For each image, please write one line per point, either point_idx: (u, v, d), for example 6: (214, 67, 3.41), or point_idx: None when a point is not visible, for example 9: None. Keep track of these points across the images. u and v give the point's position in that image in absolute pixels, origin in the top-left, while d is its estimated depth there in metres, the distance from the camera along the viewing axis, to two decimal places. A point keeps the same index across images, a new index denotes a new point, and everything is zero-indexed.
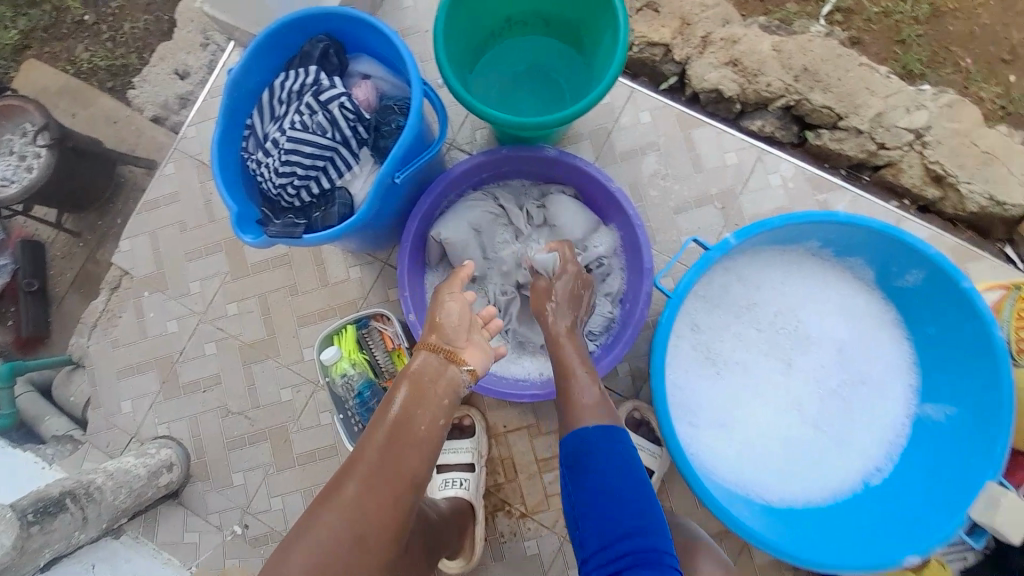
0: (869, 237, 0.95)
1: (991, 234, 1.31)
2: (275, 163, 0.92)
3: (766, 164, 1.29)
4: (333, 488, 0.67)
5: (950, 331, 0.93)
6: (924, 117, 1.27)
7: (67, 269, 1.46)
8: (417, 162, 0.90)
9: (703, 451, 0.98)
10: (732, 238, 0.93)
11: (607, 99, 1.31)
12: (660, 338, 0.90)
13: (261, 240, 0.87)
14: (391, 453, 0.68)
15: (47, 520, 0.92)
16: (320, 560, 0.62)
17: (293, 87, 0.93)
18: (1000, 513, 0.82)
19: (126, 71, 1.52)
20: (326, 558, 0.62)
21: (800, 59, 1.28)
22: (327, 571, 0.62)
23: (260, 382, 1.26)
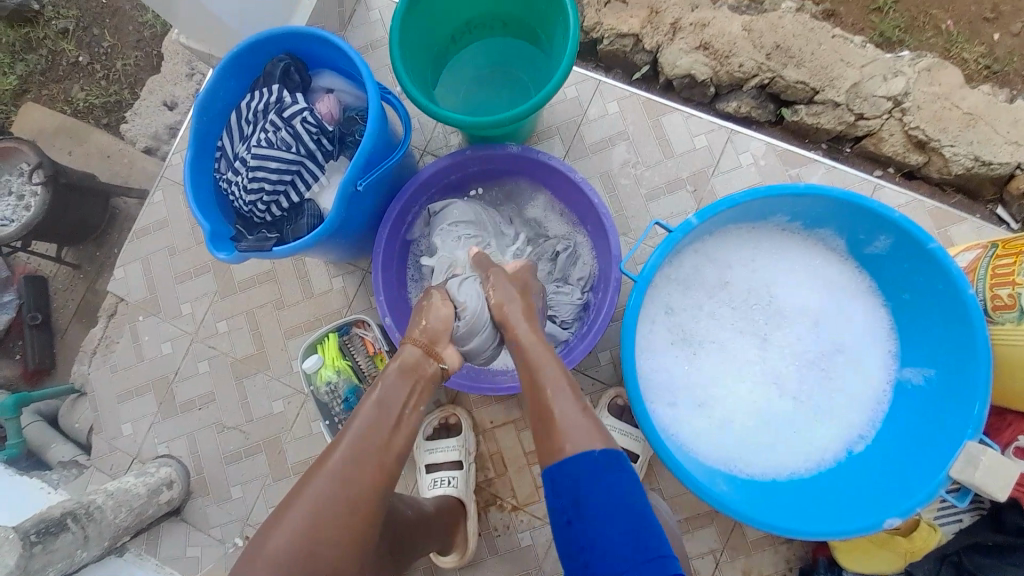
0: (835, 208, 0.96)
1: (979, 195, 1.28)
2: (244, 181, 0.95)
3: (737, 144, 1.29)
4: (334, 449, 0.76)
5: (923, 294, 0.95)
6: (902, 84, 1.25)
7: (69, 300, 1.53)
8: (379, 169, 0.92)
9: (683, 429, 1.01)
10: (694, 218, 0.94)
11: (574, 93, 1.32)
12: (629, 321, 0.91)
13: (233, 256, 0.90)
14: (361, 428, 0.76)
15: (49, 540, 0.96)
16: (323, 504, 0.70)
17: (258, 106, 0.96)
18: (979, 469, 0.82)
19: (120, 107, 1.59)
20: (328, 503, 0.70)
21: (771, 37, 1.28)
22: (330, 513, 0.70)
23: (252, 396, 1.29)
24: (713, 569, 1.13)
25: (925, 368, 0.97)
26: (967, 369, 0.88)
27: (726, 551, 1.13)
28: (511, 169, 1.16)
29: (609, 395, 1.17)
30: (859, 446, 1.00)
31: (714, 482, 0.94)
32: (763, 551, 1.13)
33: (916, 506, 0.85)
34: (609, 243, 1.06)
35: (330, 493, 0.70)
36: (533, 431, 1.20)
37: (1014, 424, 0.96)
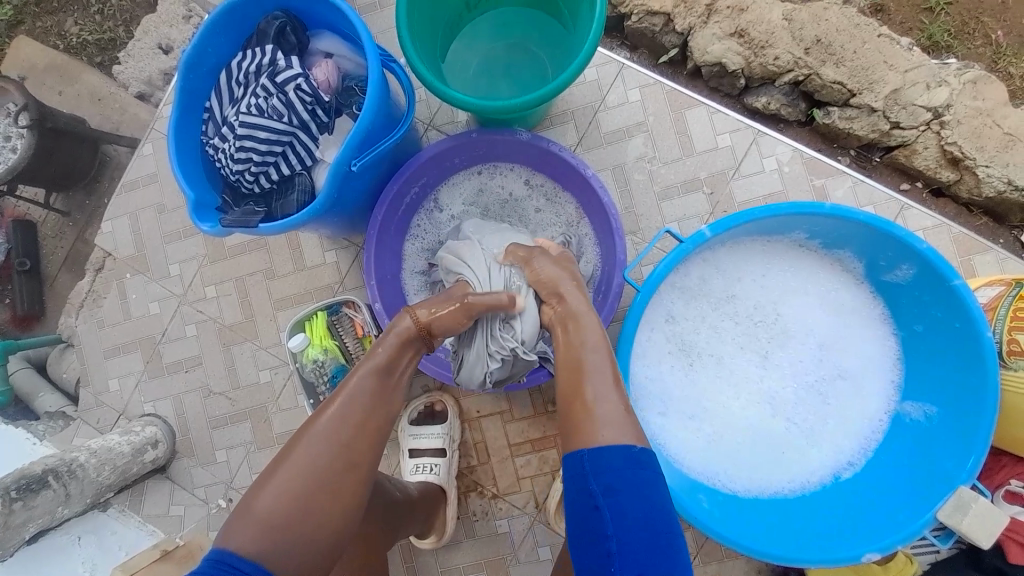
0: (857, 229, 0.91)
1: (1007, 219, 1.21)
2: (231, 149, 0.89)
3: (762, 147, 1.21)
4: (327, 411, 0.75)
5: (937, 329, 0.91)
6: (945, 94, 1.16)
7: (59, 247, 1.48)
8: (377, 149, 0.85)
9: (671, 441, 0.98)
10: (707, 230, 0.89)
11: (594, 75, 1.24)
12: (628, 327, 0.88)
13: (217, 229, 0.85)
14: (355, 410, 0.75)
15: (30, 497, 0.96)
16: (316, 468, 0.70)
17: (249, 67, 0.89)
18: (967, 518, 0.82)
19: (114, 46, 1.49)
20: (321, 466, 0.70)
21: (813, 29, 1.18)
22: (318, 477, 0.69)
23: (239, 364, 1.27)
24: None
25: (927, 404, 0.94)
26: (969, 413, 0.87)
27: (700, 558, 1.13)
28: (500, 155, 1.11)
29: None
30: (849, 474, 0.99)
31: (695, 498, 0.92)
32: (737, 562, 1.13)
33: (899, 542, 0.84)
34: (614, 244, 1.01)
35: (312, 470, 0.70)
36: (519, 424, 1.18)
37: (1006, 468, 0.96)
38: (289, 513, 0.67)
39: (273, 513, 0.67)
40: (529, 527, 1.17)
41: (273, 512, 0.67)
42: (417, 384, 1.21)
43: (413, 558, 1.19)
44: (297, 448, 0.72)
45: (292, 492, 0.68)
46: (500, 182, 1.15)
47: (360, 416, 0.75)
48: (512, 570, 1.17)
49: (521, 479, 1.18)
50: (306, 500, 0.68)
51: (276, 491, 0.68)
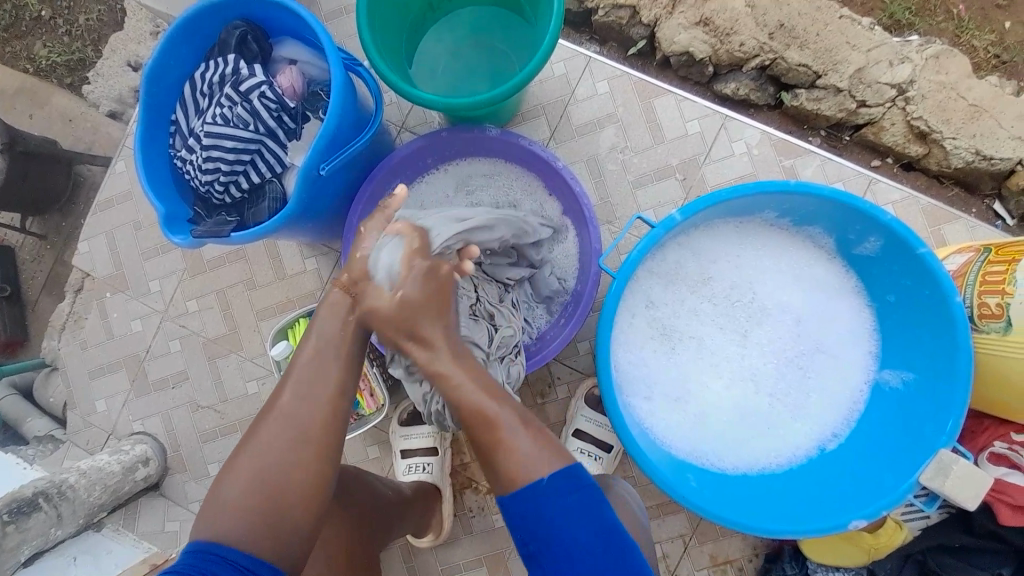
0: (823, 205, 0.93)
1: (977, 189, 1.24)
2: (199, 160, 0.89)
3: (730, 132, 1.23)
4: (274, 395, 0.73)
5: (908, 297, 0.93)
6: (908, 70, 1.18)
7: (38, 272, 1.47)
8: (345, 152, 0.86)
9: (656, 424, 0.99)
10: (677, 213, 0.90)
11: (563, 69, 1.25)
12: (606, 314, 0.88)
13: (189, 240, 0.85)
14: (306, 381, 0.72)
15: (22, 519, 0.96)
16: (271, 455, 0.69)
17: (213, 78, 0.89)
18: (949, 480, 0.83)
19: (83, 66, 1.49)
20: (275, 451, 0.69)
21: (775, 14, 1.20)
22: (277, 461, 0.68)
23: (226, 376, 1.27)
24: (681, 556, 1.14)
25: (904, 371, 0.96)
26: (945, 379, 0.88)
27: (695, 537, 1.14)
28: (444, 151, 1.11)
29: (587, 385, 1.15)
30: (832, 445, 1.00)
31: (684, 478, 0.93)
32: (731, 540, 1.14)
33: (885, 509, 0.86)
34: (586, 223, 1.03)
35: (268, 457, 0.68)
36: None
37: (990, 429, 0.97)
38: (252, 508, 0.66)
39: (238, 501, 0.66)
40: None
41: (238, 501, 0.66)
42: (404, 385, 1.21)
43: (412, 558, 1.19)
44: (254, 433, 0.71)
45: (251, 484, 0.67)
46: (474, 177, 1.14)
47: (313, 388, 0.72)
48: (512, 562, 1.17)
49: None
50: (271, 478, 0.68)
51: (235, 483, 0.68)
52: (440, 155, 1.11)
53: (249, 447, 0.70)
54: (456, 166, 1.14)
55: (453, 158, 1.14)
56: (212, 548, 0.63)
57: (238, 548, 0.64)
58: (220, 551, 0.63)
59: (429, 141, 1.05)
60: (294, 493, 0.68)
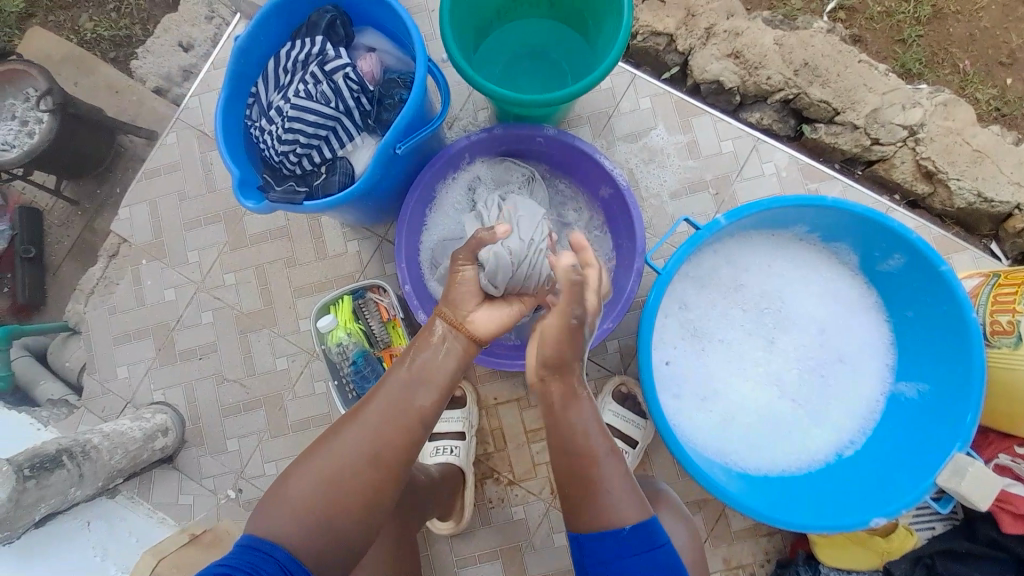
0: (852, 221, 1.00)
1: (977, 229, 1.31)
2: (279, 130, 0.93)
3: (761, 153, 1.31)
4: (358, 409, 0.76)
5: (927, 313, 1.00)
6: (919, 115, 1.27)
7: (67, 236, 1.47)
8: (419, 135, 0.90)
9: (685, 420, 1.04)
10: (722, 218, 0.97)
11: (609, 84, 1.33)
12: (651, 304, 0.95)
13: (262, 206, 0.88)
14: (395, 400, 0.76)
15: (44, 475, 0.94)
16: (335, 469, 0.70)
17: (298, 56, 0.93)
18: (965, 481, 0.89)
19: (129, 42, 1.52)
20: (339, 467, 0.70)
21: (801, 54, 1.29)
22: (340, 473, 0.70)
23: (256, 352, 1.28)
24: None
25: (920, 383, 1.02)
26: (959, 387, 0.94)
27: (710, 540, 1.16)
28: (487, 151, 1.15)
29: (613, 382, 1.18)
30: (849, 451, 1.05)
31: (713, 472, 0.97)
32: (744, 542, 1.16)
33: (902, 509, 0.90)
34: (630, 217, 1.08)
35: (337, 459, 0.71)
36: (536, 411, 1.21)
37: (994, 443, 1.03)
38: (314, 501, 0.68)
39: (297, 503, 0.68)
40: (544, 512, 1.19)
41: (296, 504, 0.68)
42: None
43: (428, 546, 1.19)
44: (325, 444, 0.73)
45: (315, 485, 0.69)
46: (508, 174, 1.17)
47: (396, 418, 0.74)
48: (528, 555, 1.18)
49: (537, 465, 1.20)
50: (332, 491, 0.69)
51: (301, 480, 0.70)
52: (477, 156, 1.16)
53: (321, 450, 0.72)
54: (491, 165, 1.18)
55: (489, 159, 1.18)
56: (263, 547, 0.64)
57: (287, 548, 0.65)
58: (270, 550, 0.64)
59: (481, 138, 1.09)
60: (348, 514, 0.69)
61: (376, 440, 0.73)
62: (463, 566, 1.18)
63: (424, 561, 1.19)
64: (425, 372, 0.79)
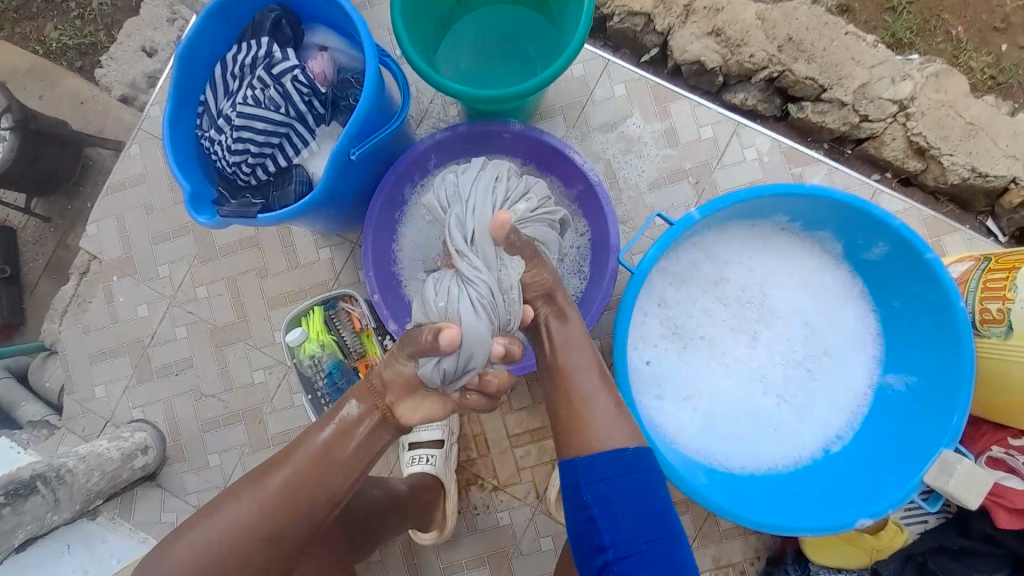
0: (834, 209, 0.96)
1: (971, 206, 1.26)
2: (228, 140, 0.89)
3: (743, 138, 1.26)
4: (266, 469, 0.79)
5: (913, 302, 0.96)
6: (910, 87, 1.21)
7: (39, 254, 1.44)
8: (375, 139, 0.86)
9: (667, 421, 1.01)
10: (697, 212, 0.93)
11: (582, 70, 1.28)
12: (626, 302, 0.91)
13: (214, 220, 0.84)
14: (305, 470, 0.78)
15: (20, 501, 0.93)
16: (235, 530, 0.74)
17: (245, 60, 0.90)
18: (953, 479, 0.86)
19: (95, 50, 1.47)
20: (240, 529, 0.74)
21: (785, 28, 1.23)
22: (240, 536, 0.74)
23: (233, 365, 1.26)
24: None
25: (908, 375, 0.99)
26: (947, 378, 0.91)
27: (698, 539, 1.14)
28: (455, 151, 1.12)
29: None
30: (837, 447, 1.02)
31: (694, 475, 0.95)
32: (733, 541, 1.14)
33: (888, 509, 0.88)
34: (604, 215, 1.05)
35: (234, 526, 0.74)
36: (518, 416, 1.19)
37: (988, 434, 1.00)
38: (211, 558, 0.72)
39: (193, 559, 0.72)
40: (530, 517, 1.18)
41: (191, 558, 0.72)
42: None
43: (415, 554, 1.19)
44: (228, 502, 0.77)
45: (214, 545, 0.73)
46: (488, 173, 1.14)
47: (306, 488, 0.77)
48: (515, 560, 1.17)
49: (521, 470, 1.18)
50: (228, 553, 0.73)
51: (200, 538, 0.74)
52: (444, 158, 1.12)
53: (224, 507, 0.76)
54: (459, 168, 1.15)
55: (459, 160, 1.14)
56: None
57: None
58: None
59: (447, 137, 1.06)
60: (245, 571, 0.73)
61: (279, 505, 0.75)
62: (451, 573, 1.18)
63: (411, 569, 1.19)
64: (340, 445, 0.79)
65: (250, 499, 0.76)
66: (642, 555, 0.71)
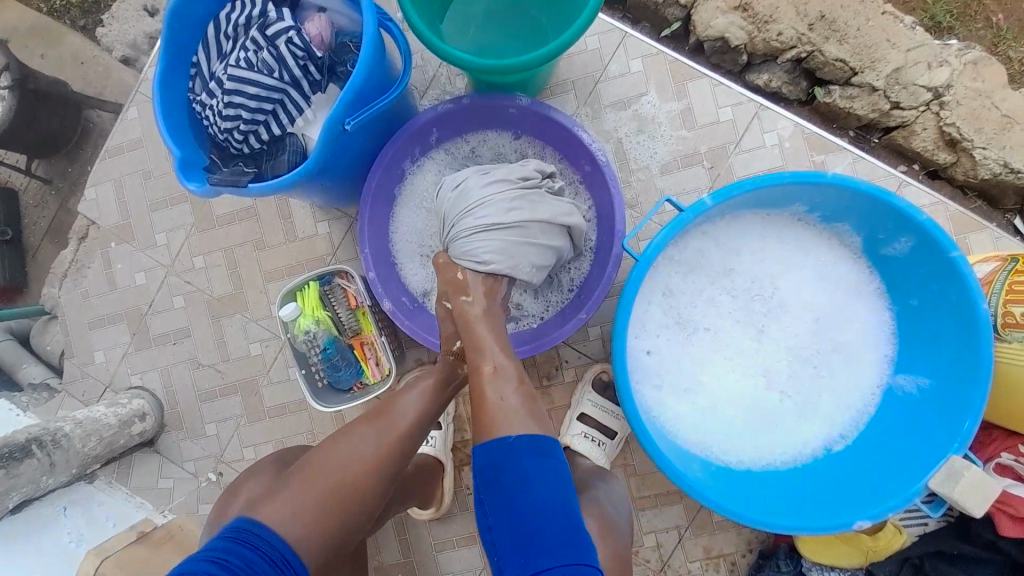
0: (856, 200, 0.90)
1: (1001, 203, 1.19)
2: (220, 104, 0.86)
3: (764, 122, 1.19)
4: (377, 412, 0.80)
5: (933, 302, 0.91)
6: (946, 75, 1.13)
7: (41, 218, 1.42)
8: (372, 109, 0.82)
9: (664, 412, 0.98)
10: (708, 198, 0.88)
11: (596, 44, 1.21)
12: (629, 290, 0.87)
13: (205, 188, 0.82)
14: (414, 415, 0.81)
15: (14, 465, 0.94)
16: (355, 464, 0.73)
17: (239, 21, 0.86)
18: (961, 485, 0.83)
19: (97, 9, 1.43)
20: (359, 462, 0.73)
21: (817, 4, 1.14)
22: (359, 468, 0.73)
23: (230, 337, 1.25)
24: (675, 544, 1.13)
25: (919, 376, 0.95)
26: (962, 383, 0.87)
27: (691, 529, 1.13)
28: (458, 124, 1.07)
29: (594, 370, 1.13)
30: (839, 445, 0.99)
31: (689, 468, 0.93)
32: (725, 533, 1.13)
33: (888, 512, 0.85)
34: (610, 200, 1.00)
35: (353, 458, 0.73)
36: None
37: (998, 440, 0.96)
38: (330, 489, 0.70)
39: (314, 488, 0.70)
40: None
41: (308, 486, 0.70)
42: (409, 356, 1.19)
43: (406, 530, 1.19)
44: (342, 437, 0.76)
45: (334, 476, 0.71)
46: (489, 148, 1.11)
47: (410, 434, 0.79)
48: None
49: None
50: (345, 487, 0.71)
51: (320, 469, 0.72)
52: (446, 132, 1.08)
53: (339, 442, 0.75)
54: (461, 143, 1.11)
55: (459, 136, 1.10)
56: (261, 530, 0.65)
57: (288, 534, 0.66)
58: (270, 535, 0.65)
59: (449, 110, 1.01)
60: (353, 504, 0.71)
61: (392, 446, 0.77)
62: (441, 549, 1.18)
63: (402, 545, 1.19)
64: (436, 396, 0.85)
65: (314, 473, 0.71)
66: (534, 547, 0.63)
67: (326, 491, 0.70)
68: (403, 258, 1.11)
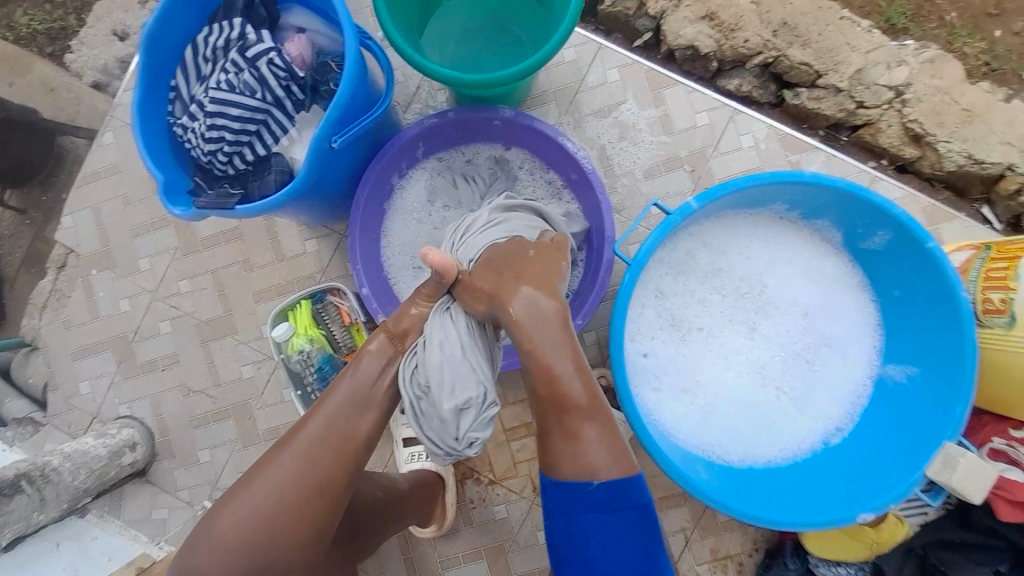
0: (832, 198, 0.94)
1: (967, 193, 1.25)
2: (202, 127, 0.85)
3: (739, 125, 1.24)
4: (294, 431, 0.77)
5: (915, 293, 0.95)
6: (905, 74, 1.19)
7: (16, 247, 1.38)
8: (357, 127, 0.82)
9: (663, 415, 1.00)
10: (694, 201, 0.90)
11: (573, 55, 1.24)
12: (623, 293, 0.88)
13: (190, 212, 0.80)
14: (336, 428, 0.76)
15: (4, 501, 0.91)
16: (274, 494, 0.71)
17: (217, 43, 0.86)
18: (957, 472, 0.84)
19: (65, 35, 1.40)
20: (278, 491, 0.71)
21: (779, 12, 1.20)
22: (282, 496, 0.71)
23: (220, 361, 1.22)
24: (682, 547, 1.14)
25: (907, 366, 0.98)
26: (948, 371, 0.90)
27: (697, 531, 1.14)
28: (444, 137, 1.08)
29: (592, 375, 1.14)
30: (835, 438, 1.02)
31: (694, 470, 0.95)
32: (731, 532, 1.14)
33: (890, 502, 0.87)
34: (598, 207, 1.02)
35: (271, 489, 0.71)
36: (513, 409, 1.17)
37: (989, 426, 0.99)
38: (254, 524, 0.69)
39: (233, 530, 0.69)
40: (526, 509, 1.17)
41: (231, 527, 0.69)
42: None
43: (411, 548, 1.17)
44: (260, 470, 0.73)
45: (252, 515, 0.70)
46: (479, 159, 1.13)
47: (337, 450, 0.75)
48: (512, 554, 1.16)
49: (518, 463, 1.17)
50: (266, 521, 0.70)
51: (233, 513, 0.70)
52: (434, 146, 1.09)
53: (257, 477, 0.72)
54: (450, 158, 1.12)
55: (447, 148, 1.11)
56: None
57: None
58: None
59: (435, 124, 1.02)
60: (284, 534, 0.71)
61: (315, 468, 0.73)
62: (448, 566, 1.16)
63: (407, 565, 1.17)
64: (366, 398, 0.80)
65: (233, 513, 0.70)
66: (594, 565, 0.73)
67: (250, 521, 0.70)
68: (396, 269, 1.11)
